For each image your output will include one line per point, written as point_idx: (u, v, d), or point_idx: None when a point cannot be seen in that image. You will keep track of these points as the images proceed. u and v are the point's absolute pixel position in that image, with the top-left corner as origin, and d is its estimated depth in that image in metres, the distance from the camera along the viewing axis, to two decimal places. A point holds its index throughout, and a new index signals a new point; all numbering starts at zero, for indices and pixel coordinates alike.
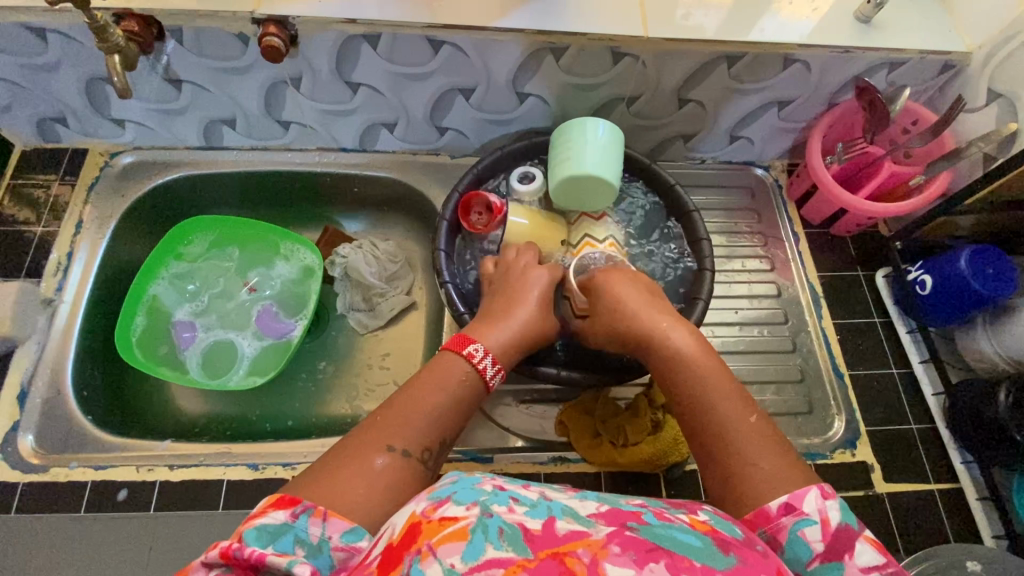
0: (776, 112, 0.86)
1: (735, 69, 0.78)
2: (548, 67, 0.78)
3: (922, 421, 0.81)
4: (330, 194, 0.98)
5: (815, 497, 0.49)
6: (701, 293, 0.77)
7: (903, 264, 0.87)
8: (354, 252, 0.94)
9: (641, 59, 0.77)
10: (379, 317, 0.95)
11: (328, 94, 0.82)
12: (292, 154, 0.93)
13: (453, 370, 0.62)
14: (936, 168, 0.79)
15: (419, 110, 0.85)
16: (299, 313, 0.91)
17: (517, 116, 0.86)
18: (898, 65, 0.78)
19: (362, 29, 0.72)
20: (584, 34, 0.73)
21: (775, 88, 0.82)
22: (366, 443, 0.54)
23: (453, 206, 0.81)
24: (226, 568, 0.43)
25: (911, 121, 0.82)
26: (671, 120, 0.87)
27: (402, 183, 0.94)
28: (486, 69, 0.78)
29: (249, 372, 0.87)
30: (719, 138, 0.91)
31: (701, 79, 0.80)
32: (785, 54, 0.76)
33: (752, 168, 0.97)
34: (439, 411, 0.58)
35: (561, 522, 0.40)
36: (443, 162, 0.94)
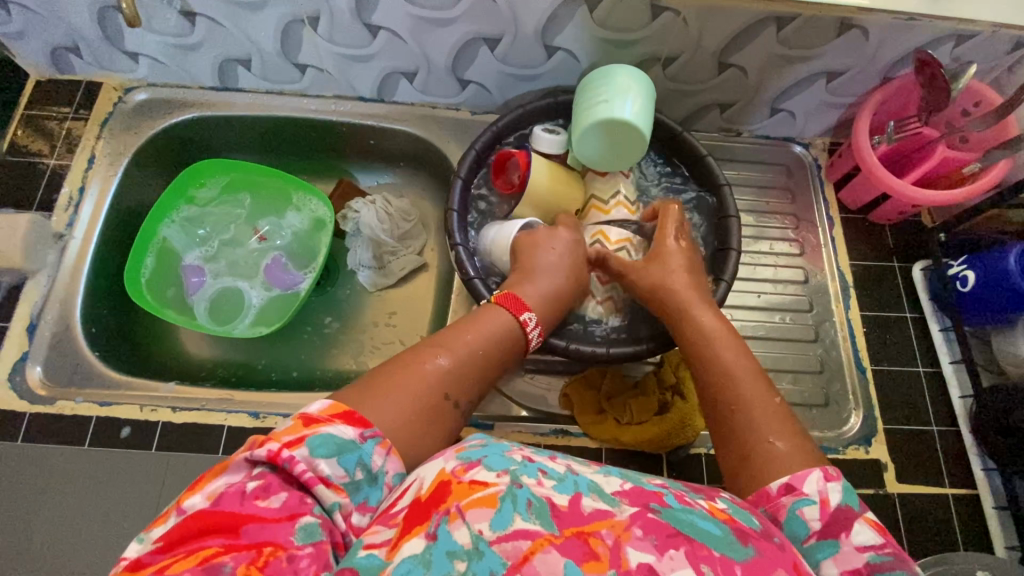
0: (824, 84, 0.79)
1: (785, 32, 0.72)
2: (581, 18, 0.72)
3: (944, 423, 0.77)
4: (345, 145, 0.95)
5: (814, 478, 0.48)
6: (724, 274, 0.73)
7: (943, 257, 0.81)
8: (366, 207, 0.90)
9: (682, 16, 0.71)
10: (388, 276, 0.93)
11: (346, 37, 0.78)
12: (307, 100, 0.90)
13: (504, 328, 0.61)
14: (994, 157, 0.69)
15: (441, 60, 0.80)
16: (309, 266, 0.90)
17: (544, 72, 0.81)
18: (966, 39, 0.71)
19: None
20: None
21: (826, 57, 0.75)
22: (410, 384, 0.51)
23: (469, 163, 0.77)
24: (271, 467, 0.41)
25: (973, 102, 0.71)
26: (710, 85, 0.81)
27: (419, 137, 0.91)
28: (514, 18, 0.72)
29: (255, 322, 0.86)
30: (759, 109, 0.85)
31: (747, 42, 0.74)
32: (843, 18, 0.69)
33: (790, 145, 0.91)
34: (488, 364, 0.58)
35: (588, 499, 0.39)
36: (463, 118, 0.90)
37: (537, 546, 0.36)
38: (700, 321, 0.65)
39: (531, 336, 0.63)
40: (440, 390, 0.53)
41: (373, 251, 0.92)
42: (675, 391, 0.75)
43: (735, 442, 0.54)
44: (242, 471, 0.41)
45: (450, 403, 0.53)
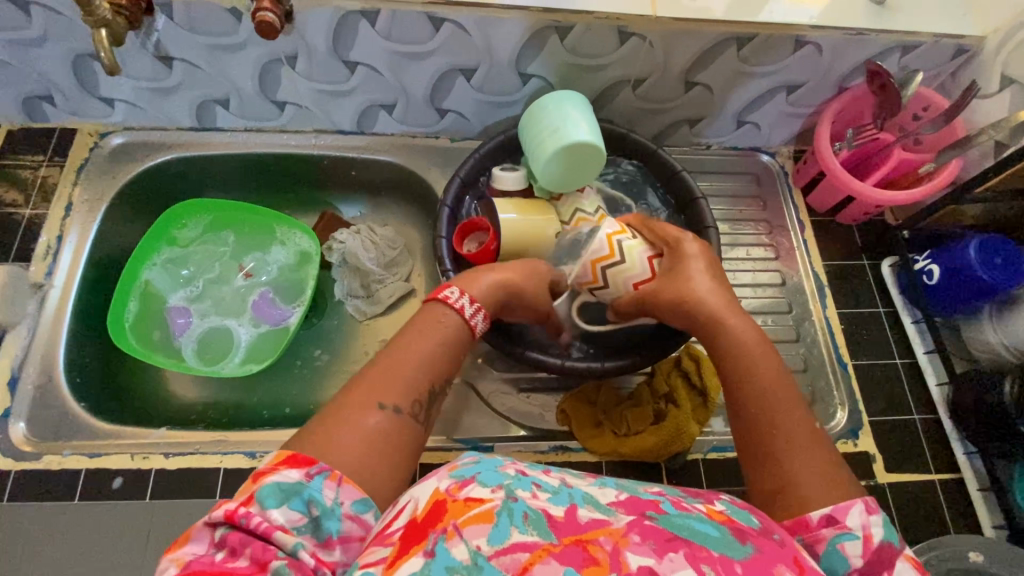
0: (784, 97, 0.84)
1: (745, 51, 0.76)
2: (551, 47, 0.75)
3: (924, 411, 0.80)
4: (328, 177, 0.96)
5: (857, 511, 0.48)
6: None
7: (910, 254, 0.85)
8: (351, 237, 0.92)
9: (647, 40, 0.74)
10: (377, 305, 0.93)
11: (325, 73, 0.79)
12: (287, 136, 0.91)
13: (436, 320, 0.60)
14: (946, 156, 0.72)
15: (419, 91, 0.82)
16: (297, 300, 0.90)
17: (519, 99, 0.84)
18: (910, 49, 0.75)
19: (360, 5, 0.70)
20: (591, 12, 0.70)
21: (785, 71, 0.79)
22: (363, 403, 0.51)
23: (454, 191, 0.79)
24: (232, 528, 0.42)
25: (921, 106, 0.74)
26: (677, 103, 0.85)
27: (400, 167, 0.92)
28: (488, 49, 0.75)
29: (245, 360, 0.85)
30: (726, 123, 0.89)
31: (709, 62, 0.78)
32: (796, 35, 0.74)
33: (757, 155, 0.95)
34: (429, 361, 0.57)
35: (583, 510, 0.40)
36: (443, 146, 0.92)
37: (536, 557, 0.36)
38: (737, 330, 0.60)
39: (476, 321, 0.61)
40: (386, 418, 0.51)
41: (360, 280, 0.93)
42: (668, 400, 0.77)
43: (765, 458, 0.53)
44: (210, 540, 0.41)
45: (390, 411, 0.52)
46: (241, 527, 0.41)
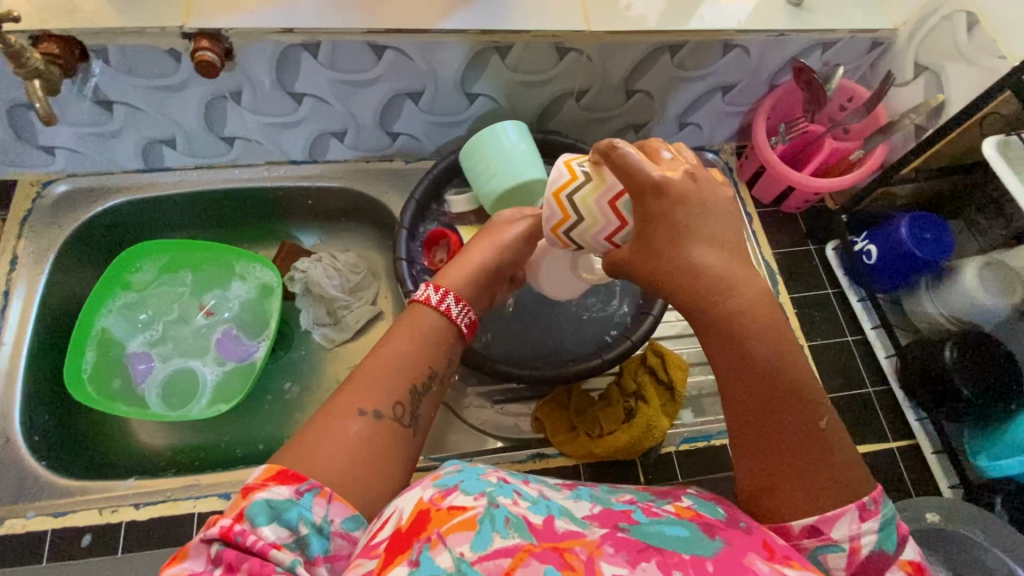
0: (721, 97, 0.87)
1: (678, 57, 0.79)
2: (494, 66, 0.77)
3: (877, 384, 0.85)
4: (285, 208, 0.95)
5: (849, 524, 0.43)
6: (651, 310, 0.77)
7: (849, 235, 0.89)
8: (313, 265, 0.91)
9: (585, 54, 0.77)
10: (345, 331, 0.93)
11: (271, 106, 0.80)
12: (239, 170, 0.90)
13: (419, 320, 0.58)
14: (873, 142, 0.76)
15: (368, 117, 0.83)
16: (261, 334, 0.89)
17: (468, 117, 0.86)
18: (830, 44, 0.77)
19: (300, 38, 0.70)
20: (528, 31, 0.73)
21: (718, 74, 0.82)
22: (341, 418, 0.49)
23: (411, 215, 0.80)
24: (224, 546, 0.41)
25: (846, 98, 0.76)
26: (621, 111, 0.88)
27: (357, 192, 0.93)
28: (432, 72, 0.77)
29: (212, 401, 0.84)
30: (670, 126, 0.93)
31: (646, 70, 0.81)
32: (724, 40, 0.77)
33: (702, 153, 0.97)
34: (408, 361, 0.55)
35: (560, 521, 0.42)
36: (397, 168, 0.93)
37: (518, 561, 0.37)
38: (736, 310, 0.45)
39: (461, 319, 0.60)
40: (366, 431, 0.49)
41: (325, 307, 0.92)
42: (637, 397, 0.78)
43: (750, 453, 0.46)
44: (203, 557, 0.41)
45: (371, 415, 0.50)
46: (235, 545, 0.41)
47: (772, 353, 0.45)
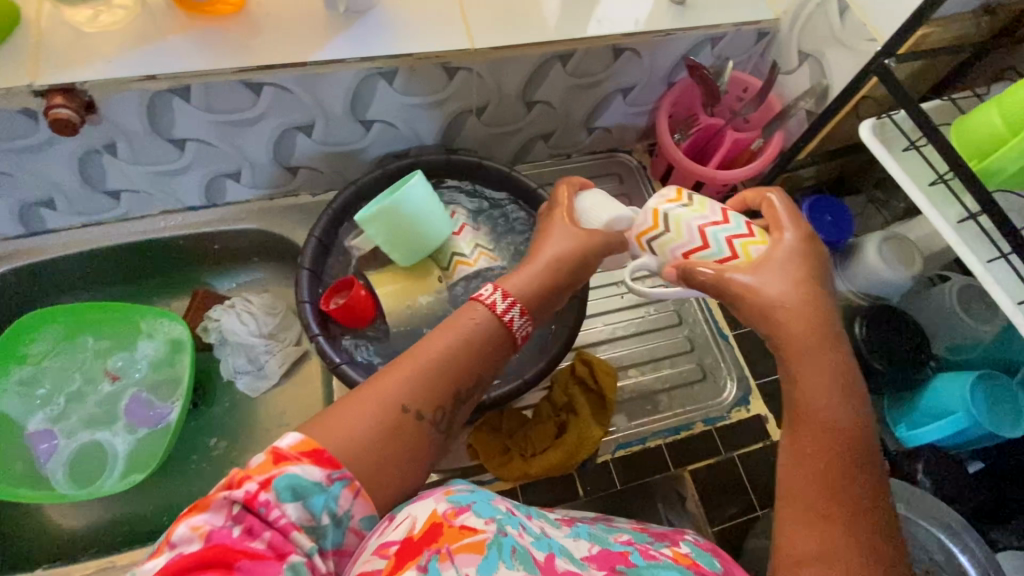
0: (621, 99, 0.86)
1: (570, 67, 0.77)
2: (382, 92, 0.74)
3: None
4: (189, 257, 0.90)
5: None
6: (581, 292, 0.75)
7: None
8: (225, 313, 0.88)
9: (475, 72, 0.75)
10: (270, 377, 0.89)
11: (150, 155, 0.75)
12: (133, 223, 0.86)
13: (464, 321, 0.55)
14: (772, 130, 0.75)
15: (263, 155, 0.80)
16: (174, 395, 0.84)
17: (368, 145, 0.83)
18: (718, 39, 0.77)
19: (166, 83, 0.66)
20: (409, 54, 0.70)
21: (613, 78, 0.81)
22: (352, 426, 0.48)
23: (313, 254, 0.75)
24: (249, 509, 0.41)
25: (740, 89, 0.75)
26: (525, 124, 0.87)
27: (265, 232, 0.89)
28: (319, 104, 0.74)
29: (125, 473, 0.79)
30: (577, 132, 0.91)
31: (541, 80, 0.79)
32: (613, 45, 0.75)
33: (616, 155, 0.98)
34: (449, 356, 0.53)
35: (562, 560, 0.41)
36: (304, 203, 0.90)
37: None
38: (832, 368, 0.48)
39: (515, 326, 0.57)
40: (366, 428, 0.48)
41: (244, 354, 0.88)
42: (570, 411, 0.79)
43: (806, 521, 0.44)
44: (224, 511, 0.41)
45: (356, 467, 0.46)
46: (260, 513, 0.41)
47: (840, 429, 0.46)
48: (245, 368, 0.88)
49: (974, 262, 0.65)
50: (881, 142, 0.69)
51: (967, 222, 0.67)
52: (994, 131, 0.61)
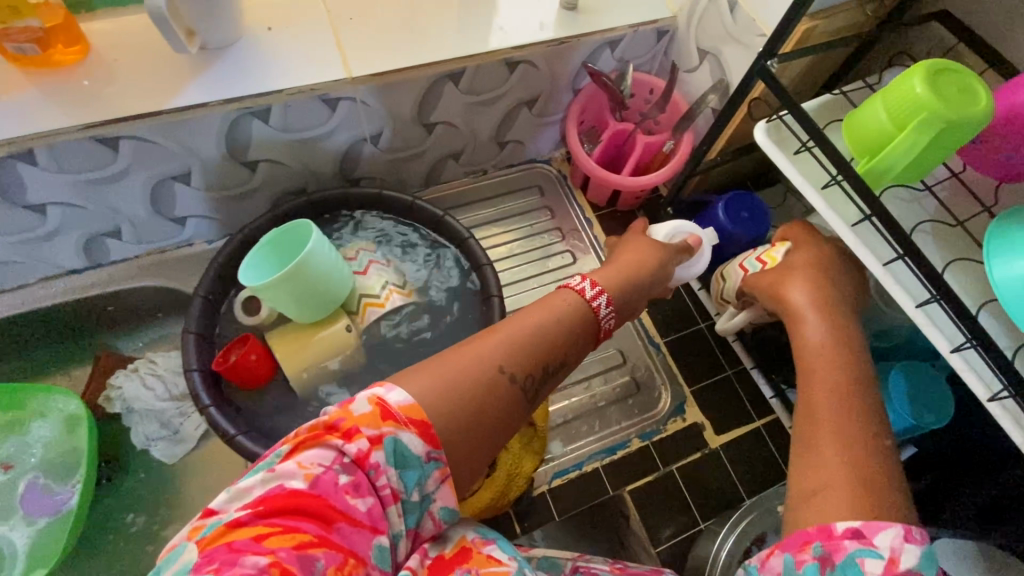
0: (528, 110, 0.85)
1: (463, 84, 0.74)
2: (260, 131, 0.69)
3: (735, 365, 0.85)
4: (88, 323, 0.85)
5: (891, 532, 0.39)
6: (482, 258, 0.75)
7: None
8: (130, 381, 0.84)
9: (359, 100, 0.70)
10: (186, 441, 0.85)
11: (11, 225, 0.69)
12: (11, 296, 0.80)
13: (555, 299, 0.53)
14: (680, 131, 0.81)
15: (137, 209, 0.73)
16: (73, 477, 0.77)
17: (258, 186, 0.77)
18: (617, 43, 0.78)
19: (2, 150, 0.59)
20: (280, 90, 0.64)
21: (516, 90, 0.80)
22: (501, 340, 0.48)
23: (210, 280, 0.69)
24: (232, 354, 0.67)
25: (647, 91, 0.85)
26: (429, 146, 0.83)
27: (159, 287, 0.84)
28: (188, 150, 0.67)
29: (27, 571, 0.73)
30: (489, 147, 0.90)
31: (434, 104, 0.76)
32: (504, 58, 0.73)
33: (536, 164, 0.97)
34: (540, 333, 0.50)
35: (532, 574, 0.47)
36: (202, 253, 0.85)
37: None
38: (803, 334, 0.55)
39: (604, 321, 0.55)
40: (579, 315, 0.53)
41: (156, 421, 0.84)
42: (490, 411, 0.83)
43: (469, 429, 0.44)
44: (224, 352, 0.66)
45: (507, 377, 0.47)
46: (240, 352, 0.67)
47: (823, 365, 0.51)
48: (145, 391, 0.84)
49: (871, 266, 0.55)
50: (775, 144, 0.61)
51: (867, 224, 0.57)
52: (879, 128, 0.53)
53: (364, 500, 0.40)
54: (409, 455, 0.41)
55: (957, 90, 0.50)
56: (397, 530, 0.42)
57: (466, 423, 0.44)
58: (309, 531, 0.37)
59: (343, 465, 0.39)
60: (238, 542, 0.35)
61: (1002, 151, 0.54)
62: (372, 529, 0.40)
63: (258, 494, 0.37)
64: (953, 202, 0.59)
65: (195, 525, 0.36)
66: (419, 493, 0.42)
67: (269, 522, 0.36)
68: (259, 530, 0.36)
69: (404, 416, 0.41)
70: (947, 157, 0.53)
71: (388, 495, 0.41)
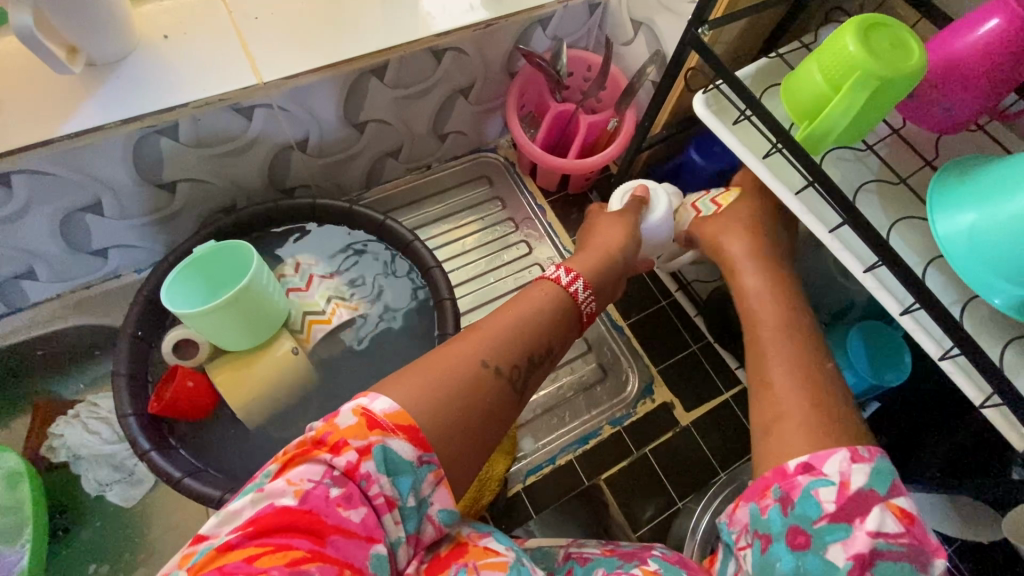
0: (464, 99, 0.81)
1: (388, 78, 0.70)
2: (171, 149, 0.64)
3: (699, 339, 0.84)
4: (17, 371, 0.79)
5: (838, 457, 0.39)
6: (429, 261, 0.72)
7: None
8: (71, 427, 0.79)
9: (275, 105, 0.65)
10: (142, 481, 0.80)
11: None
12: None
13: (533, 294, 0.51)
14: (622, 107, 0.79)
15: (51, 247, 0.69)
16: (20, 536, 0.72)
17: (182, 207, 0.73)
18: (548, 21, 0.75)
19: None
20: (184, 104, 0.59)
21: (447, 79, 0.76)
22: (484, 337, 0.46)
23: (136, 314, 0.65)
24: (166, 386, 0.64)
25: (585, 68, 0.82)
26: (363, 146, 0.79)
27: (88, 324, 0.79)
28: (93, 177, 0.62)
29: None
30: (428, 141, 0.86)
31: (361, 102, 0.71)
32: (429, 47, 0.69)
33: (481, 154, 0.94)
34: (520, 323, 0.48)
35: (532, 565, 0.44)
36: (132, 283, 0.80)
37: None
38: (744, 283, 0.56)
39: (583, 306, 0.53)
40: (558, 304, 0.51)
41: (108, 465, 0.79)
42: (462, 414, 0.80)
43: (462, 430, 0.42)
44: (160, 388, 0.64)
45: (492, 370, 0.45)
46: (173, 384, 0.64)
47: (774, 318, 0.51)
48: (89, 436, 0.79)
49: (818, 234, 0.55)
50: (713, 115, 0.59)
51: (809, 190, 0.56)
52: (815, 90, 0.51)
53: (358, 511, 0.37)
54: (400, 461, 0.38)
55: (889, 46, 0.48)
56: (395, 538, 0.39)
57: (455, 424, 0.41)
58: (301, 547, 0.34)
59: (332, 478, 0.37)
60: (231, 567, 0.32)
61: (938, 103, 0.53)
62: (368, 538, 0.37)
63: (248, 515, 0.35)
64: (895, 158, 0.58)
65: (185, 553, 0.34)
66: (415, 498, 0.39)
67: (261, 542, 0.34)
68: (251, 552, 0.33)
69: (391, 423, 0.39)
70: (885, 114, 0.51)
71: (383, 503, 0.38)
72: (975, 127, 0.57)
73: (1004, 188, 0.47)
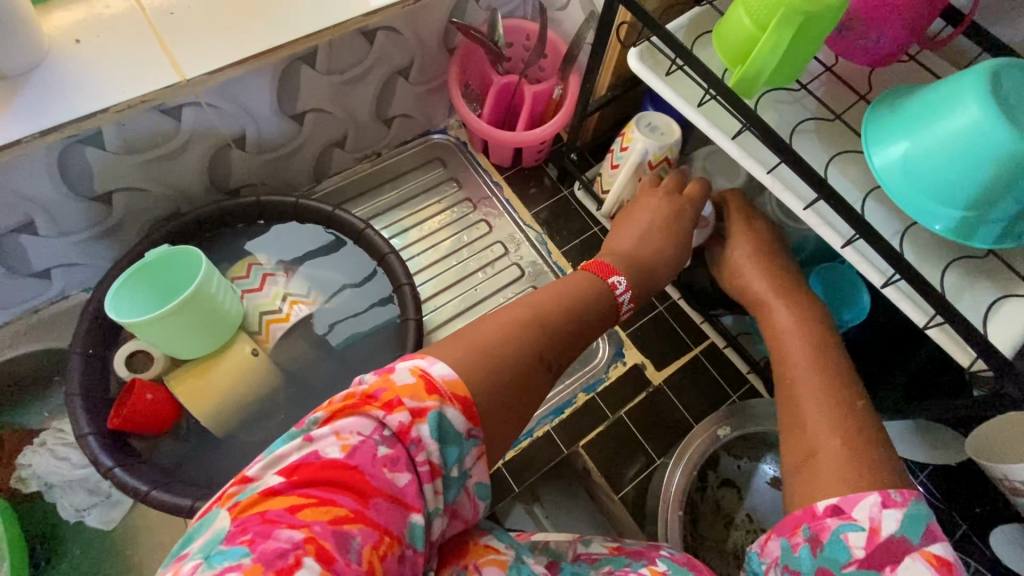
0: (405, 80, 0.80)
1: (320, 65, 0.68)
2: (99, 157, 0.61)
3: (665, 299, 0.84)
4: None
5: (868, 502, 0.38)
6: (383, 249, 0.71)
7: (584, 173, 0.85)
8: (38, 456, 0.77)
9: (204, 101, 0.63)
10: (121, 501, 0.78)
11: None
12: None
13: (594, 292, 0.49)
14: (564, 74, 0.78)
15: None
16: None
17: (123, 218, 0.70)
18: None
19: None
20: (104, 110, 0.57)
21: (384, 61, 0.74)
22: (544, 321, 0.44)
23: (85, 332, 0.63)
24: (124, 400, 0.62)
25: (523, 38, 0.80)
26: (306, 138, 0.77)
27: (39, 350, 0.76)
28: (20, 195, 0.60)
29: None
30: (374, 127, 0.84)
31: (295, 92, 0.69)
32: (358, 28, 0.67)
33: (431, 136, 0.92)
34: (575, 321, 0.47)
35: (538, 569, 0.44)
36: (81, 303, 0.77)
37: None
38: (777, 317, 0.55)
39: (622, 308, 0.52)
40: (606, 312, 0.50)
41: (81, 490, 0.77)
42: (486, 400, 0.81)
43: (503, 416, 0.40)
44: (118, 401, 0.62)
45: (543, 364, 0.43)
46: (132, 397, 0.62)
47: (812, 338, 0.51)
48: (57, 462, 0.77)
49: (757, 174, 0.55)
50: (648, 68, 0.59)
51: (744, 134, 0.57)
52: (744, 32, 0.51)
53: (402, 476, 0.35)
54: (452, 430, 0.37)
55: None
56: (433, 509, 0.37)
57: (500, 405, 0.40)
58: (345, 505, 0.33)
59: (382, 436, 0.35)
60: (274, 514, 0.31)
61: (867, 35, 0.52)
62: (408, 506, 0.35)
63: (292, 461, 0.33)
64: (830, 95, 0.58)
65: (229, 491, 0.33)
66: (459, 470, 0.38)
67: (304, 492, 0.32)
68: (293, 501, 0.32)
69: (449, 391, 0.37)
70: (814, 51, 0.51)
71: (427, 471, 0.36)
72: (905, 58, 0.57)
73: (934, 114, 0.47)
